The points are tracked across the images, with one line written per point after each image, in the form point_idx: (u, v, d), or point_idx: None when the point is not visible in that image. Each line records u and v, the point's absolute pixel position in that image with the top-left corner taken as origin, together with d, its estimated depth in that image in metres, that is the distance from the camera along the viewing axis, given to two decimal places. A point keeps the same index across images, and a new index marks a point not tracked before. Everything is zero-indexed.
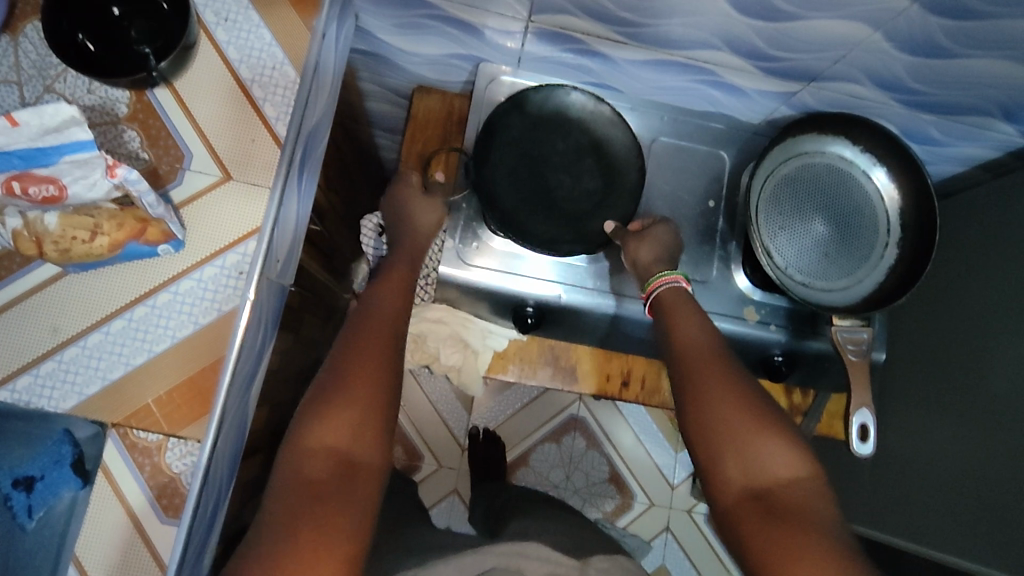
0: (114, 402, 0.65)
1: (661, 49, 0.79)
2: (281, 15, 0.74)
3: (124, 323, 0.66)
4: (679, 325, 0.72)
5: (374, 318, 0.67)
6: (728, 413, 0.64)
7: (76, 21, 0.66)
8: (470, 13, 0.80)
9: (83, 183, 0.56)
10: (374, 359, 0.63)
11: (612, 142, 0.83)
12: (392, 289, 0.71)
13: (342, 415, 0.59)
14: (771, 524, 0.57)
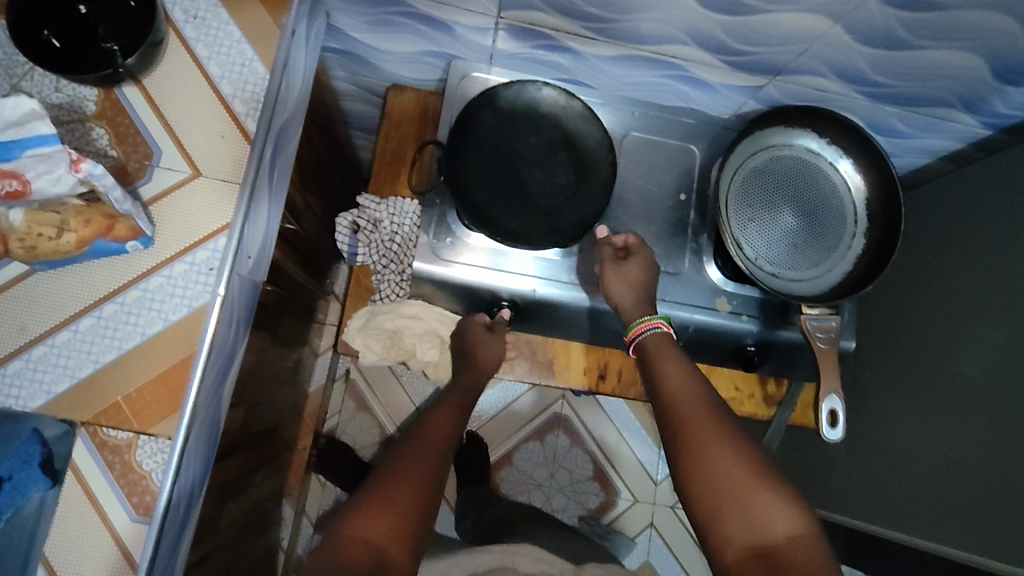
0: (84, 400, 0.65)
1: (629, 44, 0.80)
2: (250, 12, 0.74)
3: (93, 321, 0.66)
4: (665, 372, 0.71)
5: (423, 442, 0.71)
6: (719, 463, 0.61)
7: (40, 18, 0.65)
8: (441, 10, 0.80)
9: (47, 178, 0.55)
10: (424, 471, 0.67)
11: (583, 138, 0.84)
12: (436, 430, 0.74)
13: (392, 502, 0.62)
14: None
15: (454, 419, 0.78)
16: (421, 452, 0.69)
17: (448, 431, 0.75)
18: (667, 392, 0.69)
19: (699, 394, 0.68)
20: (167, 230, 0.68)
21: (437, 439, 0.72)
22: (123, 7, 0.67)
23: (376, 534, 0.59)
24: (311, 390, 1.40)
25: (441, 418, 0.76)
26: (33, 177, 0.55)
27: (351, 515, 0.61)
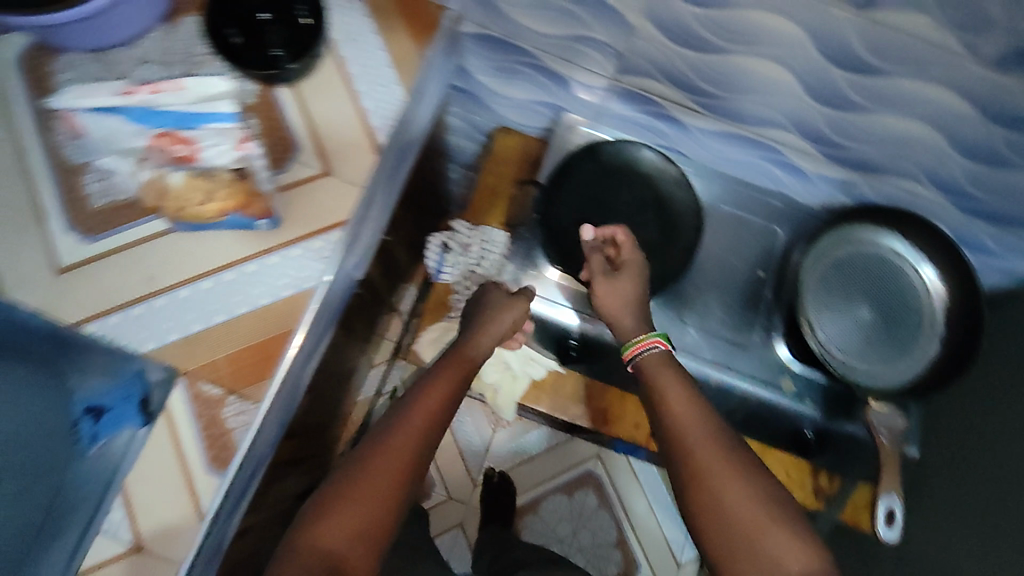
0: (189, 352, 0.71)
1: (732, 121, 0.85)
2: (398, 42, 0.83)
3: (213, 284, 0.73)
4: (679, 412, 0.66)
5: (408, 419, 0.67)
6: (736, 504, 0.59)
7: (230, 21, 0.76)
8: (561, 64, 0.89)
9: (217, 148, 0.70)
10: (398, 464, 0.63)
11: (673, 200, 0.88)
12: (424, 404, 0.69)
13: (357, 504, 0.60)
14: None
15: (453, 391, 0.72)
16: (401, 436, 0.65)
17: (441, 405, 0.70)
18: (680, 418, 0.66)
19: (709, 424, 0.65)
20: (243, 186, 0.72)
21: (424, 416, 0.68)
22: (300, 22, 0.77)
23: (341, 542, 0.57)
24: (359, 399, 1.45)
25: (436, 387, 0.71)
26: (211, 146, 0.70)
27: (315, 519, 0.59)
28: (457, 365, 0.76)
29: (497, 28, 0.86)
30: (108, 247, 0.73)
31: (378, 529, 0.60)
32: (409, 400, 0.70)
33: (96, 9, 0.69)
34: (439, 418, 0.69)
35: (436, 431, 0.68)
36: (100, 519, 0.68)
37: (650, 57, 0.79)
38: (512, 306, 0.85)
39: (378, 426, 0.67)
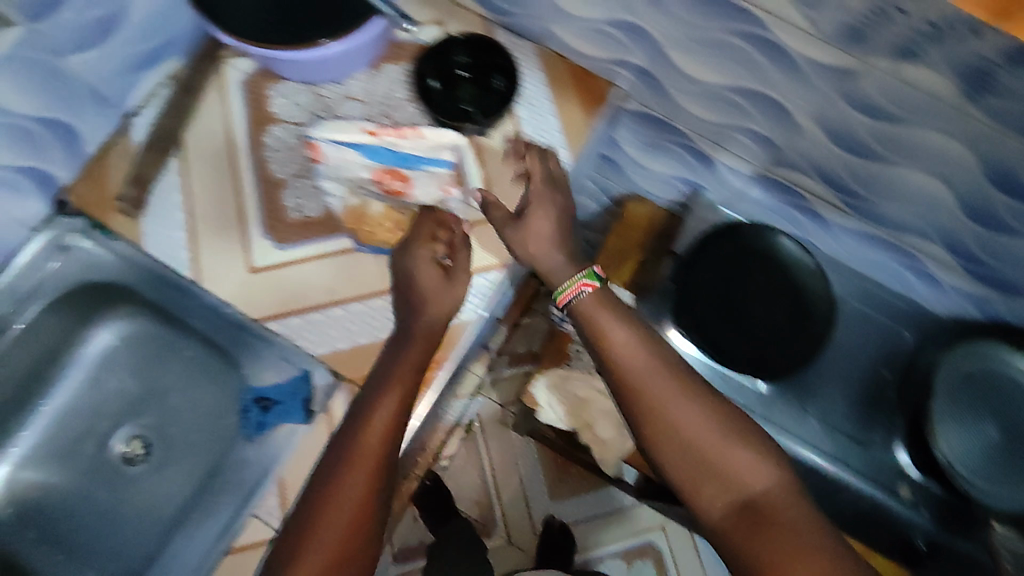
0: (356, 358, 0.82)
1: (871, 224, 0.90)
2: (570, 117, 0.95)
3: (383, 303, 0.83)
4: (616, 337, 0.67)
5: (353, 459, 0.64)
6: (685, 422, 0.62)
7: (432, 70, 0.85)
8: (712, 147, 0.94)
9: (425, 190, 0.82)
10: (345, 519, 0.62)
11: (809, 290, 0.91)
12: (367, 442, 0.65)
13: (317, 550, 0.61)
14: (753, 535, 0.58)
15: (398, 410, 0.68)
16: (343, 486, 0.63)
17: (389, 430, 0.67)
18: (653, 382, 0.64)
19: (650, 355, 0.65)
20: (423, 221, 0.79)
21: (370, 452, 0.65)
22: (493, 84, 0.83)
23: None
24: None
25: (376, 415, 0.67)
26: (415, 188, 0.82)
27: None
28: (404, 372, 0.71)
29: (659, 108, 0.92)
30: (297, 257, 0.83)
31: (348, 565, 0.62)
32: (349, 436, 0.67)
33: (319, 55, 0.76)
34: (387, 449, 0.66)
35: (388, 463, 0.65)
36: (257, 503, 0.83)
37: (810, 156, 0.83)
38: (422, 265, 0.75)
39: (325, 466, 0.66)
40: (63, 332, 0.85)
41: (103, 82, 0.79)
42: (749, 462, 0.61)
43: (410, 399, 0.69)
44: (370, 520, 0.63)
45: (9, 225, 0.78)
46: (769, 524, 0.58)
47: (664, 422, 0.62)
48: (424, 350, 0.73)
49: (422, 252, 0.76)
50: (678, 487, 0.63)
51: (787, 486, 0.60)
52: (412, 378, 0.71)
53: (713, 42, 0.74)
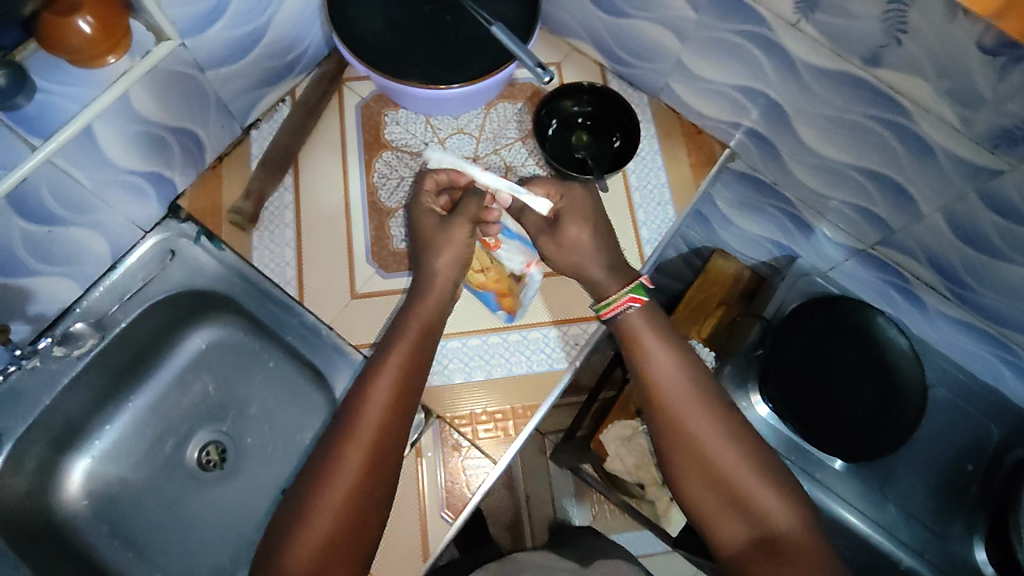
0: (444, 398, 0.79)
1: (979, 318, 0.87)
2: (679, 166, 0.91)
3: (479, 342, 0.81)
4: (654, 358, 0.72)
5: (357, 429, 0.67)
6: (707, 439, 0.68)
7: (553, 113, 0.87)
8: (813, 214, 0.92)
9: (512, 255, 0.82)
10: (344, 489, 0.65)
11: (900, 374, 0.90)
12: (365, 415, 0.68)
13: (321, 516, 0.64)
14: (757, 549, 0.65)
15: (401, 384, 0.70)
16: (345, 458, 0.66)
17: (389, 404, 0.69)
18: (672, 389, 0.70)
19: (693, 388, 0.70)
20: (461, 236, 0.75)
21: (371, 426, 0.68)
22: (607, 142, 0.86)
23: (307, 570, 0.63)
24: None
25: (376, 388, 0.69)
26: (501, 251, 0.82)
27: (278, 555, 0.64)
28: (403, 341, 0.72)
29: (768, 173, 0.91)
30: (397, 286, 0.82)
31: (349, 529, 0.65)
32: (351, 407, 0.69)
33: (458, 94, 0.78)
34: (391, 424, 0.68)
35: (390, 438, 0.68)
36: None
37: (922, 241, 0.82)
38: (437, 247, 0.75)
39: (330, 434, 0.68)
40: (160, 334, 0.86)
41: (233, 97, 0.81)
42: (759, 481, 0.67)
43: (414, 376, 0.71)
44: (368, 489, 0.66)
45: (127, 226, 0.80)
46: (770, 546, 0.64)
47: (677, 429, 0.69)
48: (422, 324, 0.74)
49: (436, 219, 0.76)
50: (699, 511, 0.68)
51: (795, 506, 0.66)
52: (419, 350, 0.72)
53: (846, 123, 0.75)
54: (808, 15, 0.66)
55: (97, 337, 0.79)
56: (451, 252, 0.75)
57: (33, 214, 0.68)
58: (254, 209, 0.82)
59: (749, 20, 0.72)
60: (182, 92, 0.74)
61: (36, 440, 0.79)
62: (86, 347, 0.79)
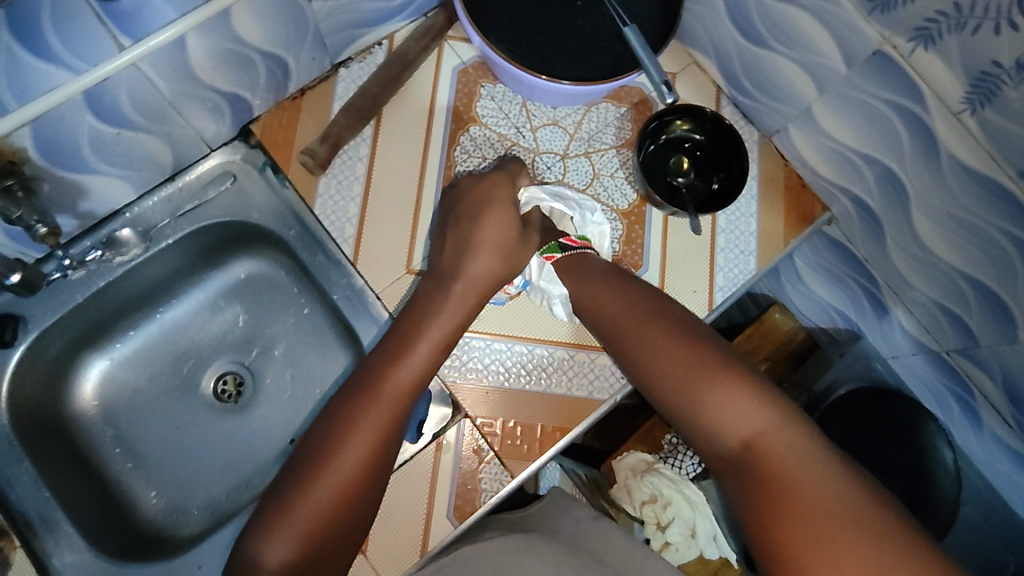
0: (476, 399, 0.76)
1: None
2: (773, 217, 0.85)
3: (524, 350, 0.78)
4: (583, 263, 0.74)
5: (356, 428, 0.63)
6: (670, 372, 0.64)
7: (665, 132, 0.81)
8: (892, 297, 0.87)
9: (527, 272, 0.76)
10: (359, 457, 0.62)
11: (935, 483, 0.87)
12: (384, 393, 0.65)
13: (351, 448, 0.62)
14: (756, 491, 0.57)
15: (416, 380, 0.66)
16: (341, 458, 0.62)
17: (393, 413, 0.64)
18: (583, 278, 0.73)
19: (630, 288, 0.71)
20: (521, 244, 0.73)
21: (382, 416, 0.64)
22: (707, 179, 0.80)
23: (288, 556, 0.59)
24: None
25: (389, 386, 0.65)
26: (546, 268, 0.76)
27: (282, 500, 0.61)
28: (421, 342, 0.67)
29: (861, 248, 0.86)
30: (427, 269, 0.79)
31: (373, 469, 0.63)
32: (390, 354, 0.67)
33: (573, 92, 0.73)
34: (392, 433, 0.64)
35: (387, 445, 0.64)
36: None
37: (1007, 364, 0.77)
38: (491, 229, 0.71)
39: (337, 411, 0.65)
40: (201, 254, 0.83)
41: (334, 31, 0.75)
42: (753, 415, 0.60)
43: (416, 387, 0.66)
44: (361, 496, 0.62)
45: (193, 141, 0.76)
46: (776, 487, 0.56)
47: (635, 373, 0.67)
48: (443, 339, 0.68)
49: (499, 219, 0.72)
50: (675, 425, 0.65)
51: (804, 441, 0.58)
52: (431, 361, 0.67)
53: (967, 227, 0.70)
54: (975, 110, 0.61)
55: (140, 248, 0.77)
56: (487, 257, 0.71)
57: (106, 114, 0.65)
58: (327, 155, 0.78)
59: (904, 93, 0.66)
60: (285, 17, 0.68)
61: (61, 333, 0.76)
62: (128, 256, 0.76)
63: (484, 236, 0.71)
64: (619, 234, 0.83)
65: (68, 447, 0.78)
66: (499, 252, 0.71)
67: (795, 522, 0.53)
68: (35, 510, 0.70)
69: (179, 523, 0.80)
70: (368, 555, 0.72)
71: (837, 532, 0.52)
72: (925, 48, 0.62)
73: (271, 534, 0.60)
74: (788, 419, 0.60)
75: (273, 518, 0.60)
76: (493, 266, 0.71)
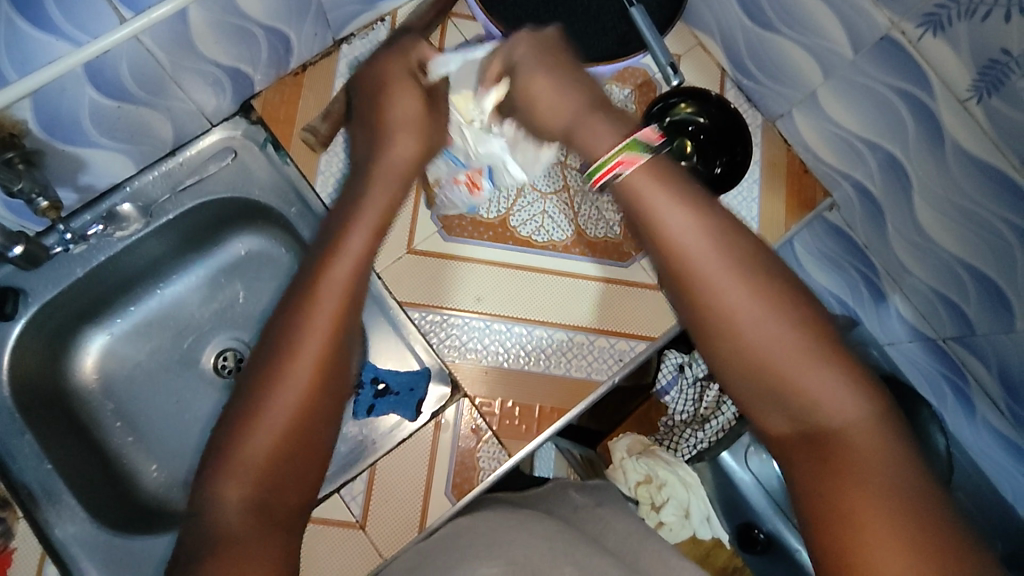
0: (474, 379, 0.76)
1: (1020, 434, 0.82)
2: (774, 202, 0.85)
3: (523, 331, 0.78)
4: (642, 173, 0.54)
5: (297, 336, 0.57)
6: (752, 328, 0.50)
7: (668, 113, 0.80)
8: (891, 284, 0.87)
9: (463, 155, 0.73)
10: (311, 361, 0.56)
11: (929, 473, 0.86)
12: (319, 292, 0.58)
13: (295, 355, 0.56)
14: (812, 462, 0.49)
15: (355, 270, 0.59)
16: (294, 362, 0.56)
17: (346, 302, 0.58)
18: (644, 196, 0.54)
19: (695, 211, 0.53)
20: (433, 113, 0.68)
21: (322, 318, 0.57)
22: (710, 164, 0.80)
23: (248, 486, 0.52)
24: None
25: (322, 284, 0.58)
26: (473, 142, 0.72)
27: (229, 434, 0.55)
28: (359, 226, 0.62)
29: (862, 234, 0.86)
30: (428, 249, 0.79)
31: (330, 370, 0.57)
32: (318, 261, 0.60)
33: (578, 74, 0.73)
34: (351, 324, 0.59)
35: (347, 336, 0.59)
36: (343, 481, 0.74)
37: (1002, 352, 0.77)
38: (400, 95, 0.67)
39: (275, 331, 0.59)
40: (202, 230, 0.82)
41: (336, 6, 0.74)
42: (829, 389, 0.49)
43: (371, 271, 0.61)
44: (317, 403, 0.56)
45: (194, 116, 0.75)
46: (843, 473, 0.47)
47: (696, 319, 0.52)
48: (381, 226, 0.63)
49: (408, 91, 0.67)
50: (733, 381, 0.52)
51: (887, 430, 0.48)
52: (371, 249, 0.62)
53: (968, 215, 0.71)
54: (982, 98, 0.61)
55: (141, 223, 0.76)
56: (410, 136, 0.66)
57: (107, 87, 0.64)
58: (329, 133, 0.77)
59: (911, 79, 0.66)
60: None
61: (61, 307, 0.76)
62: (128, 231, 0.76)
63: (399, 112, 0.67)
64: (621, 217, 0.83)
65: (69, 419, 0.79)
66: (416, 125, 0.67)
67: (861, 510, 0.45)
68: (36, 481, 0.71)
69: (180, 497, 0.81)
70: (367, 531, 0.73)
71: (902, 523, 0.44)
72: (934, 35, 0.62)
73: (222, 468, 0.53)
74: (863, 389, 0.49)
75: (223, 455, 0.54)
76: (421, 146, 0.67)
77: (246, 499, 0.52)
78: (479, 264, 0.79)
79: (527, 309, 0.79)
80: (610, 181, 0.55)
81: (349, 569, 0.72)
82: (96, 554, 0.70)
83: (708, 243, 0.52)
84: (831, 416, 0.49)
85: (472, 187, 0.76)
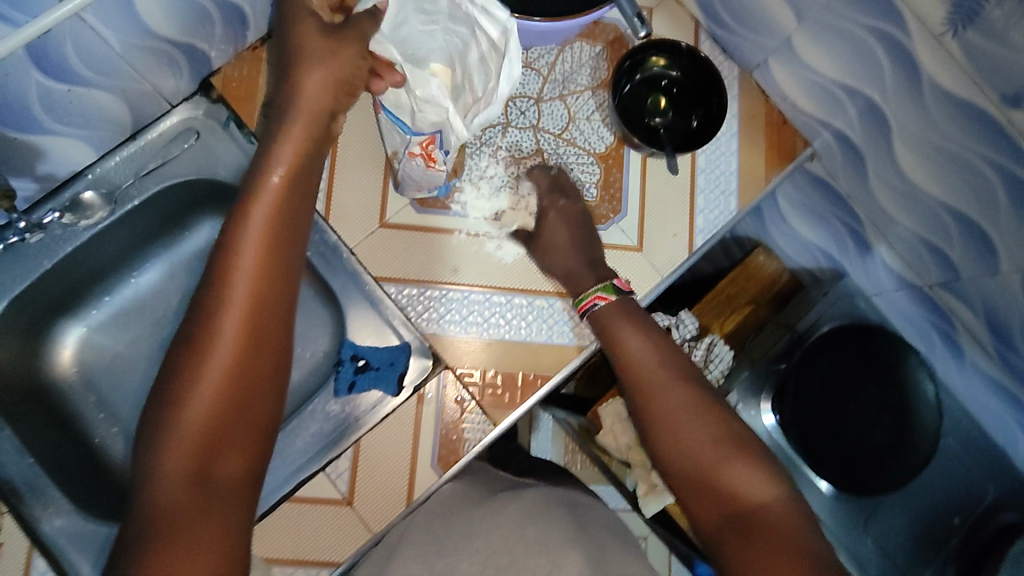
0: (454, 351, 0.76)
1: (1010, 377, 0.82)
2: (753, 152, 0.82)
3: (503, 300, 0.77)
4: (621, 334, 0.69)
5: (224, 292, 0.58)
6: (688, 437, 0.62)
7: (637, 71, 0.78)
8: (875, 233, 0.86)
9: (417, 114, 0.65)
10: (240, 318, 0.58)
11: (917, 419, 0.88)
12: (247, 245, 0.59)
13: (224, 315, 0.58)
14: (749, 548, 0.56)
15: (275, 220, 0.61)
16: (222, 320, 0.57)
17: (260, 271, 0.59)
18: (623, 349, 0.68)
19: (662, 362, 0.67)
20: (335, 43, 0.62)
21: (246, 267, 0.59)
22: (685, 117, 0.78)
23: (188, 447, 0.55)
24: None
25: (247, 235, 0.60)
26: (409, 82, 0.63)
27: (168, 395, 0.56)
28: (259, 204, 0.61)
29: (844, 183, 0.85)
30: (402, 221, 0.77)
31: (259, 328, 0.59)
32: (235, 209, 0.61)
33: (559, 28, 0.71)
34: (273, 292, 0.60)
35: (269, 320, 0.59)
36: (330, 460, 0.73)
37: (988, 295, 0.76)
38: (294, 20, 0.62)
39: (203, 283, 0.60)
40: (170, 215, 0.81)
41: None
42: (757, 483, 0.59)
43: (291, 239, 0.62)
44: (255, 361, 0.58)
45: (151, 96, 0.74)
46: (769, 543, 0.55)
47: (659, 437, 0.63)
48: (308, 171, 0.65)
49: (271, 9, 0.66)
50: (682, 488, 0.62)
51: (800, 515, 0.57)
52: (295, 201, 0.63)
53: (949, 155, 0.69)
54: (957, 32, 0.59)
55: (106, 211, 0.74)
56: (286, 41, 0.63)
57: (52, 69, 0.62)
58: None
59: (884, 18, 0.64)
60: None
61: (31, 301, 0.75)
62: (93, 220, 0.74)
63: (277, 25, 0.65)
64: (598, 178, 0.81)
65: (51, 413, 0.78)
66: (322, 62, 0.62)
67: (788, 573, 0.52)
68: (20, 476, 0.70)
69: None
70: (355, 506, 0.73)
71: None
72: None
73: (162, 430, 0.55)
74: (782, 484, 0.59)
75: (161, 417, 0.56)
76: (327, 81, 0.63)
77: (186, 472, 0.54)
78: (454, 234, 0.77)
79: (505, 278, 0.77)
80: (593, 308, 0.72)
81: (338, 543, 0.72)
82: (83, 546, 0.69)
83: (669, 379, 0.65)
84: (762, 508, 0.58)
85: (428, 160, 0.69)
